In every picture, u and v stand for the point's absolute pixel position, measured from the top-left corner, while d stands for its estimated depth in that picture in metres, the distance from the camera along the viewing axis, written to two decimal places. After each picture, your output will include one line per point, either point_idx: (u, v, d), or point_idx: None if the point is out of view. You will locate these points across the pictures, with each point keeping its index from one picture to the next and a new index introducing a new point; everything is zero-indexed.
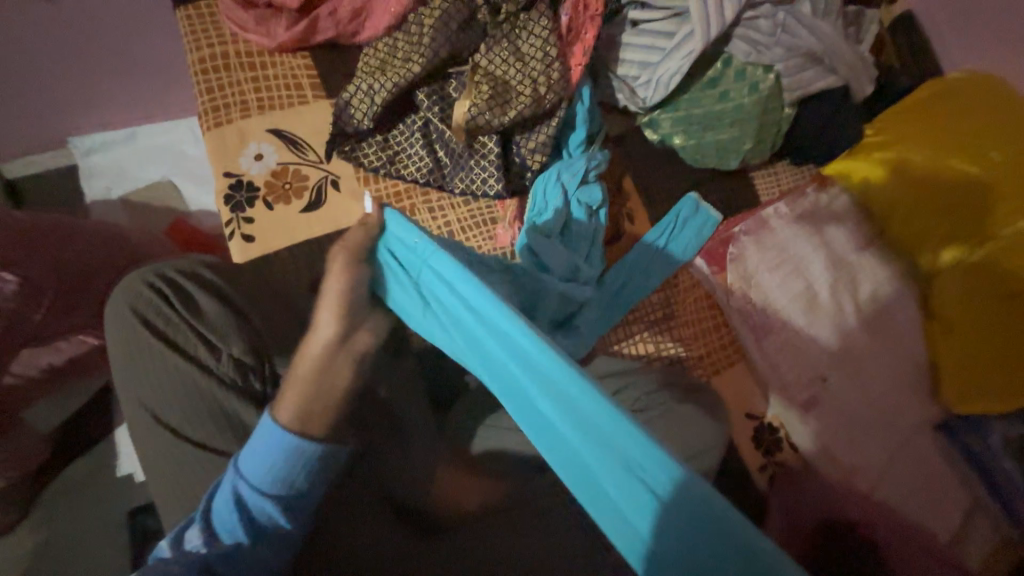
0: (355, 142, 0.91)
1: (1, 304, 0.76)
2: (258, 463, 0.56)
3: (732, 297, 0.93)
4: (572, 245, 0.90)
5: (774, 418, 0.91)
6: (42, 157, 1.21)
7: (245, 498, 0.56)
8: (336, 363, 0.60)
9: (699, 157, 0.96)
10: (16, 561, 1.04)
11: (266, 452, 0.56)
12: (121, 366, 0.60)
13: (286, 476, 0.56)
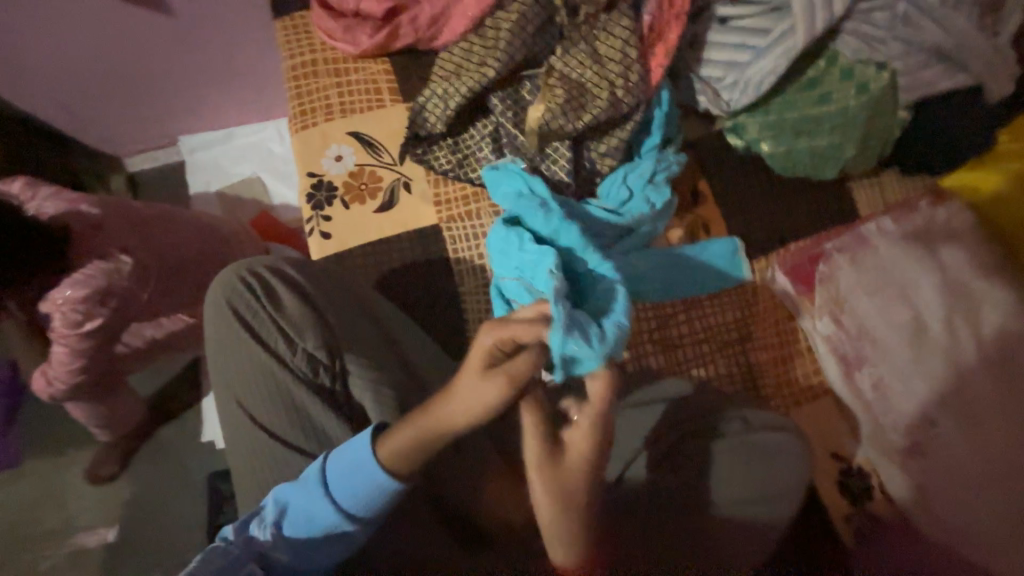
0: (426, 145, 0.93)
1: (115, 283, 0.86)
2: (345, 483, 0.55)
3: (819, 321, 0.84)
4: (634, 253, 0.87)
5: (865, 462, 0.81)
6: (156, 154, 1.38)
7: (311, 509, 0.55)
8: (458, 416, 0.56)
9: (789, 165, 0.87)
10: (114, 508, 1.18)
11: (351, 469, 0.55)
12: (214, 353, 0.66)
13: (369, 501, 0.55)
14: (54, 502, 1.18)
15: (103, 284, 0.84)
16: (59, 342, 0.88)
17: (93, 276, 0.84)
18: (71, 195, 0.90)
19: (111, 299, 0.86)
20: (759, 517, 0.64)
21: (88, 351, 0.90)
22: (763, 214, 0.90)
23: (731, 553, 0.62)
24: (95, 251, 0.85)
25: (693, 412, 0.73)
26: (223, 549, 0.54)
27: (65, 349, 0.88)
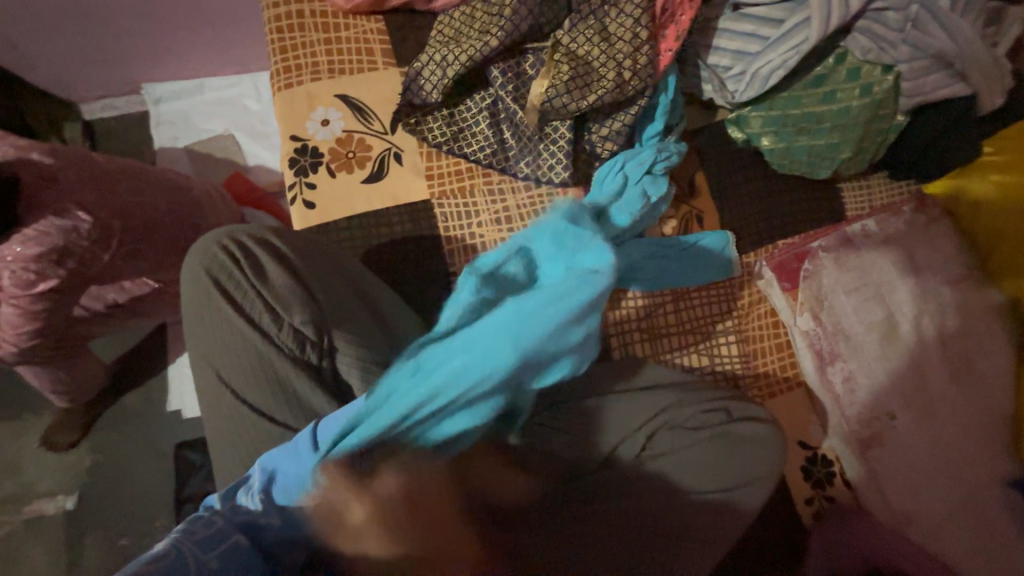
0: (421, 115, 0.88)
1: (73, 243, 0.78)
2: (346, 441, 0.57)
3: (800, 317, 0.85)
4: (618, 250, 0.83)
5: (829, 451, 0.85)
6: (117, 102, 1.27)
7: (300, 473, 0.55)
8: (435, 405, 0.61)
9: (786, 162, 0.88)
10: (73, 476, 1.13)
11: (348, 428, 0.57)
12: (191, 325, 0.62)
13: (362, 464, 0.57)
14: (6, 469, 1.12)
15: (58, 242, 0.77)
16: (3, 303, 0.80)
17: (47, 234, 0.76)
18: (20, 141, 0.81)
19: (70, 260, 0.79)
20: (732, 504, 0.67)
21: (39, 313, 0.83)
22: (755, 209, 0.91)
23: (704, 535, 0.65)
24: (49, 206, 0.77)
25: (678, 401, 0.73)
26: (206, 520, 0.53)
27: (14, 310, 0.81)
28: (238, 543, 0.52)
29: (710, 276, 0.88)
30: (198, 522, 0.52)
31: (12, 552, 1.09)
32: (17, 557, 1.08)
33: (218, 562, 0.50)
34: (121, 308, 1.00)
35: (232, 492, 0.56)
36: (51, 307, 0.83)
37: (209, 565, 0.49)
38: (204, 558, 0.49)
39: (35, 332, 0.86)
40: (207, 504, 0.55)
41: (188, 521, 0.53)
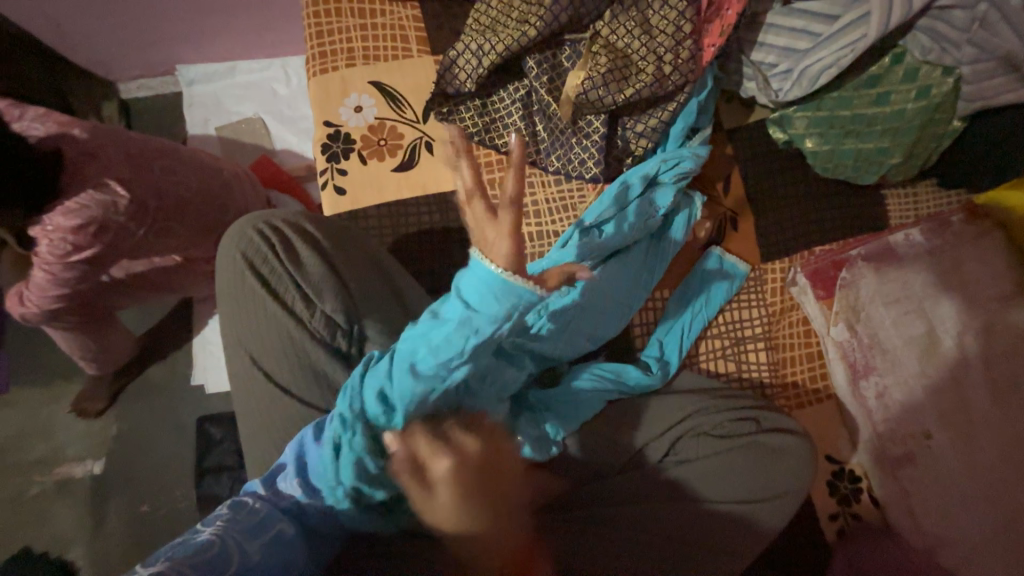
0: (453, 104, 0.87)
1: (109, 217, 0.80)
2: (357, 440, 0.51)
3: (834, 327, 0.82)
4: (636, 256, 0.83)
5: (857, 467, 0.83)
6: (152, 82, 1.29)
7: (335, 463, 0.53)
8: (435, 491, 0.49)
9: (830, 165, 0.85)
10: (100, 442, 1.17)
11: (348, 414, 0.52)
12: (225, 307, 0.63)
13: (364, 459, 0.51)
14: (39, 432, 1.17)
15: (97, 216, 0.80)
16: (41, 266, 0.84)
17: (87, 207, 0.79)
18: (62, 117, 0.84)
19: (106, 234, 0.82)
20: (760, 518, 0.66)
21: (70, 280, 0.87)
22: (792, 214, 0.88)
23: (724, 545, 0.64)
24: (90, 180, 0.79)
25: (704, 406, 0.72)
26: (251, 506, 0.52)
27: (45, 276, 0.85)
28: (283, 533, 0.51)
29: (729, 292, 0.86)
30: (241, 508, 0.51)
31: (43, 511, 1.13)
32: (47, 517, 1.13)
33: (262, 553, 0.49)
34: (148, 281, 1.02)
35: (273, 477, 0.55)
36: (82, 276, 0.87)
37: (254, 557, 0.48)
38: (250, 549, 0.48)
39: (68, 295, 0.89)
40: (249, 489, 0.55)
41: (231, 505, 0.52)
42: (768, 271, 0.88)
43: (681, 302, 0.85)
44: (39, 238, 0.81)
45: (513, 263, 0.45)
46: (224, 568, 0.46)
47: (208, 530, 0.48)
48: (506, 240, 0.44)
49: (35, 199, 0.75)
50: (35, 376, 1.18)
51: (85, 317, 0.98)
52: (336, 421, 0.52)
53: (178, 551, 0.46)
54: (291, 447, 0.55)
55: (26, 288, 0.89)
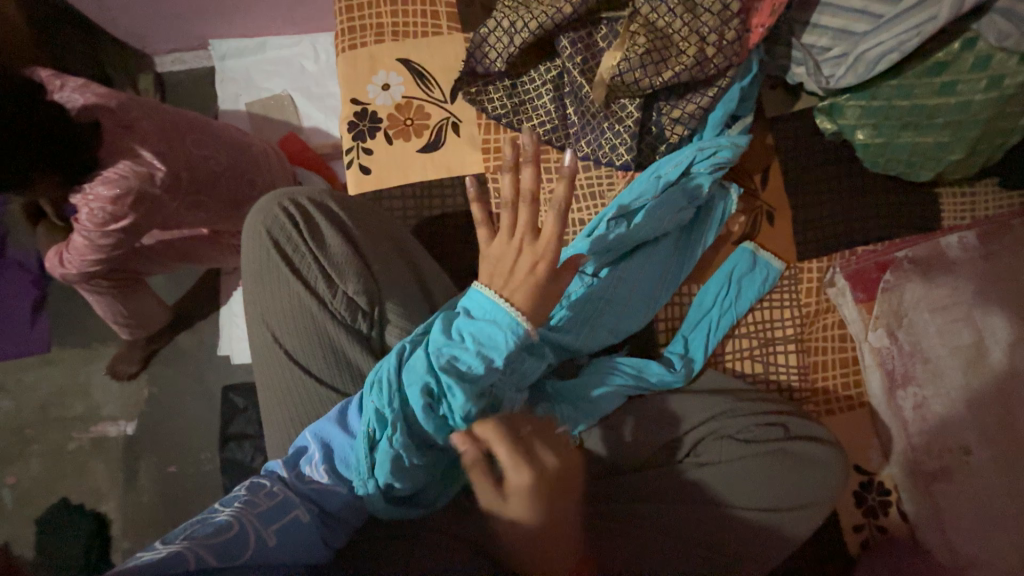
0: (483, 84, 0.85)
1: (145, 189, 0.82)
2: (397, 437, 0.53)
3: (873, 333, 0.78)
4: (663, 249, 0.80)
5: (887, 479, 0.79)
6: (186, 56, 1.30)
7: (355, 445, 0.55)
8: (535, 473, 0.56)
9: (881, 160, 0.80)
10: (132, 405, 1.22)
11: (379, 404, 0.54)
12: (249, 283, 0.63)
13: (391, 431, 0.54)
14: (77, 391, 1.23)
15: (134, 187, 0.80)
16: (80, 232, 0.86)
17: (125, 178, 0.80)
18: (100, 89, 0.85)
19: (141, 207, 0.83)
20: (782, 527, 0.63)
21: (105, 247, 0.88)
22: (833, 212, 0.83)
23: (741, 550, 0.62)
24: (131, 153, 0.81)
25: (726, 408, 0.70)
26: (268, 490, 0.52)
27: (83, 240, 0.87)
28: (299, 519, 0.51)
29: (761, 290, 0.82)
30: (259, 491, 0.52)
31: (80, 466, 1.20)
32: (83, 472, 1.19)
33: (277, 539, 0.49)
34: (176, 245, 1.04)
35: (296, 460, 0.56)
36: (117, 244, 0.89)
37: (269, 542, 0.48)
38: (264, 533, 0.48)
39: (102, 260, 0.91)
40: (271, 469, 0.56)
41: (251, 487, 0.53)
42: (804, 270, 0.83)
43: (709, 300, 0.81)
44: (79, 205, 0.82)
45: (532, 230, 0.54)
46: (239, 551, 0.46)
47: (226, 511, 0.49)
48: (524, 209, 0.54)
49: (76, 168, 0.77)
50: (74, 339, 1.24)
51: (116, 277, 1.00)
52: (369, 416, 0.54)
53: (197, 531, 0.47)
54: (311, 433, 0.56)
55: (64, 250, 0.91)
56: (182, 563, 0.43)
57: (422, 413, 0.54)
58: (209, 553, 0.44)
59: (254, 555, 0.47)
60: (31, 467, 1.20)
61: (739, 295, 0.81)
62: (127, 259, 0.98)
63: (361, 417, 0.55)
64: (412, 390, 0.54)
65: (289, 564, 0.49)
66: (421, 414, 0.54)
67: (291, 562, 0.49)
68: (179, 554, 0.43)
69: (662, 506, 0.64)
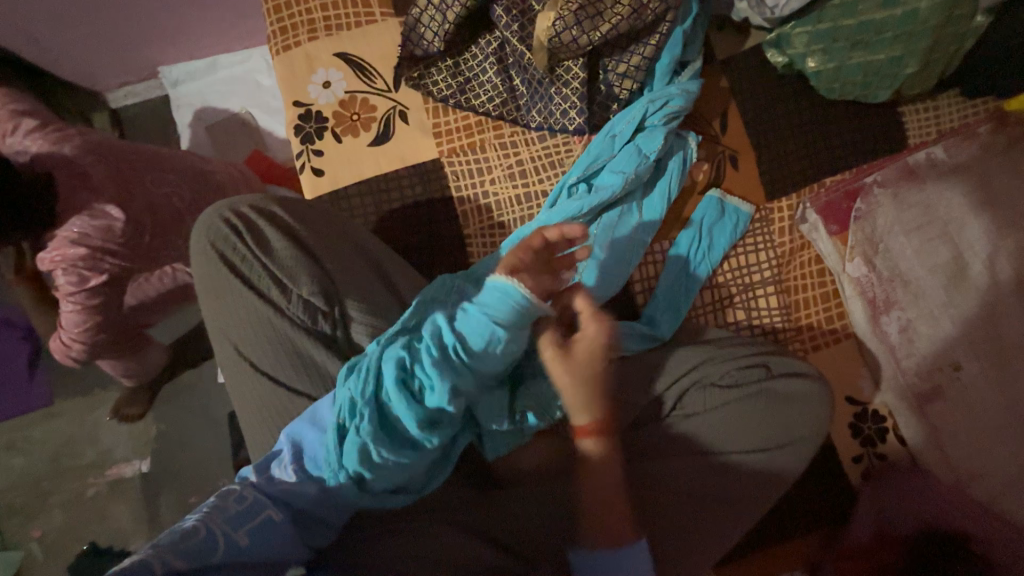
0: (423, 67, 0.83)
1: (106, 240, 0.80)
2: (365, 423, 0.52)
3: (850, 263, 0.77)
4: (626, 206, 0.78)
5: (881, 406, 0.78)
6: (137, 88, 1.27)
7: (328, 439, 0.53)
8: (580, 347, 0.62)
9: (836, 86, 0.78)
10: (143, 443, 1.22)
11: (348, 393, 0.53)
12: (205, 301, 0.62)
13: (360, 418, 0.52)
14: (86, 438, 1.22)
15: (97, 243, 0.80)
16: (66, 302, 0.85)
17: (88, 235, 0.79)
18: (52, 133, 0.84)
19: (110, 259, 0.82)
20: (771, 466, 0.63)
21: (97, 310, 0.87)
22: (797, 147, 0.81)
23: (742, 496, 0.62)
24: (86, 206, 0.79)
25: (709, 356, 0.69)
26: (238, 494, 0.51)
27: (74, 308, 0.85)
28: (271, 518, 0.50)
29: (733, 237, 0.80)
30: (228, 495, 0.51)
31: (100, 509, 1.19)
32: (104, 515, 1.19)
33: (251, 537, 0.48)
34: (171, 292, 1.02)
35: (268, 464, 0.55)
36: (104, 308, 0.87)
37: (241, 542, 0.48)
38: (235, 534, 0.48)
39: (98, 330, 0.90)
40: (245, 474, 0.55)
41: (221, 494, 0.52)
42: (775, 210, 0.82)
43: (682, 255, 0.80)
44: (54, 271, 0.82)
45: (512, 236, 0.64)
46: (210, 553, 0.46)
47: (194, 517, 0.48)
48: None
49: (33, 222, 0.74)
50: (73, 388, 1.23)
51: (123, 344, 0.99)
52: (342, 405, 0.54)
53: (164, 538, 0.46)
54: (284, 435, 0.56)
55: (61, 332, 0.90)
56: (148, 569, 0.43)
57: (392, 393, 0.52)
58: (176, 557, 0.44)
59: (225, 556, 0.46)
60: (54, 517, 1.19)
61: (713, 246, 0.80)
62: (127, 326, 0.96)
63: (332, 406, 0.54)
64: (387, 366, 0.53)
65: (261, 563, 0.49)
66: (393, 394, 0.52)
67: (263, 557, 0.49)
68: (146, 561, 0.43)
69: (649, 464, 0.64)
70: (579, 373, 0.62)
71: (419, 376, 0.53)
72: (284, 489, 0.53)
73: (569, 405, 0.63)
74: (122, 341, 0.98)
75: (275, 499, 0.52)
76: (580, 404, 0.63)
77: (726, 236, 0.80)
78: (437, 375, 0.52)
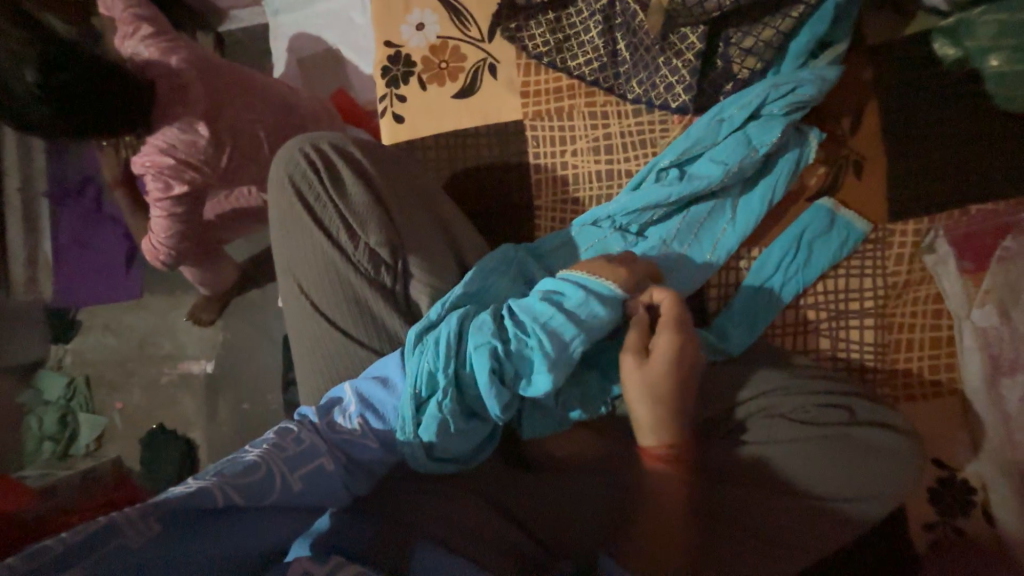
0: (523, 19, 0.77)
1: (190, 153, 0.86)
2: (450, 398, 0.53)
3: (977, 310, 0.67)
4: (718, 203, 0.70)
5: (973, 477, 0.68)
6: (244, 12, 1.30)
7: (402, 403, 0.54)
8: (655, 356, 0.60)
9: (1019, 93, 0.66)
10: (211, 347, 1.33)
11: (429, 365, 0.54)
12: (278, 233, 0.63)
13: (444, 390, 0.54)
14: (166, 332, 1.35)
15: (183, 155, 0.86)
16: (155, 208, 0.91)
17: (175, 147, 0.86)
18: (164, 41, 0.87)
19: (190, 172, 0.87)
20: (836, 517, 0.56)
21: (180, 219, 0.92)
22: (944, 162, 0.68)
23: (796, 543, 0.56)
24: (177, 119, 0.85)
25: (782, 385, 0.62)
26: (296, 435, 0.53)
27: (161, 214, 0.92)
28: (324, 467, 0.52)
29: (836, 256, 0.70)
30: (286, 436, 0.53)
31: (171, 397, 1.33)
32: (175, 402, 1.33)
33: (302, 484, 0.51)
34: (249, 214, 1.08)
35: (328, 410, 0.56)
36: (184, 219, 0.92)
37: (294, 487, 0.50)
38: (290, 478, 0.50)
39: (180, 241, 0.95)
40: (302, 415, 0.56)
41: (280, 430, 0.54)
42: (896, 233, 0.70)
43: (771, 266, 0.71)
44: (146, 176, 0.89)
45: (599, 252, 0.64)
46: (265, 493, 0.49)
47: (255, 452, 0.51)
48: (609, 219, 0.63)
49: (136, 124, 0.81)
50: (160, 285, 1.35)
51: (201, 257, 1.06)
52: (418, 376, 0.54)
53: (227, 468, 0.49)
54: (349, 386, 0.56)
55: (150, 236, 0.97)
56: (211, 498, 0.46)
57: (484, 375, 0.53)
58: (234, 491, 0.47)
59: (280, 496, 0.50)
60: (134, 395, 1.34)
61: (810, 264, 0.70)
62: (204, 241, 1.02)
63: (406, 376, 0.55)
64: (478, 350, 0.54)
65: (311, 506, 0.52)
66: (484, 379, 0.53)
67: (314, 501, 0.52)
68: (207, 490, 0.46)
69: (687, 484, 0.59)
70: (654, 389, 0.59)
71: (521, 362, 0.55)
72: (337, 439, 0.54)
73: (639, 424, 0.60)
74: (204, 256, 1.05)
75: (328, 448, 0.53)
76: (654, 423, 0.59)
77: (830, 255, 0.70)
78: (546, 369, 0.54)
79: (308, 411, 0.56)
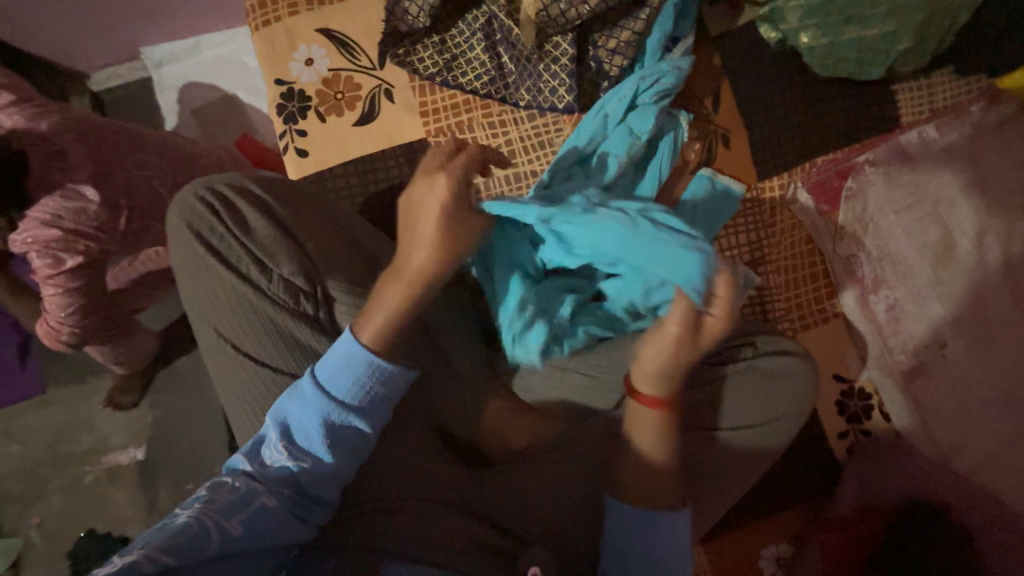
0: (409, 44, 0.80)
1: (80, 221, 0.80)
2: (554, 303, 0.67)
3: (839, 244, 0.77)
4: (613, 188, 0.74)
5: (867, 384, 0.77)
6: (120, 70, 1.23)
7: (323, 413, 0.53)
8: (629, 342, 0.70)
9: (830, 62, 0.77)
10: (139, 429, 1.22)
11: (343, 362, 0.53)
12: (186, 283, 0.61)
13: (365, 387, 0.54)
14: (83, 425, 1.21)
15: (72, 225, 0.80)
16: (46, 286, 0.83)
17: (60, 217, 0.79)
18: (31, 107, 0.82)
19: (82, 242, 0.81)
20: (754, 444, 0.64)
21: (82, 293, 0.85)
22: (790, 126, 0.81)
23: (726, 470, 0.64)
24: (58, 187, 0.79)
25: None
26: (230, 485, 0.52)
27: (57, 292, 0.83)
28: (266, 505, 0.51)
29: (718, 216, 0.79)
30: (219, 490, 0.51)
31: (99, 495, 1.19)
32: (105, 500, 1.19)
33: (245, 526, 0.49)
34: (159, 275, 1.02)
35: (257, 452, 0.55)
36: (85, 292, 0.85)
37: (234, 532, 0.49)
38: (230, 523, 0.49)
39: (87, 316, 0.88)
40: (232, 466, 0.55)
41: (211, 485, 0.52)
42: (765, 189, 0.81)
43: None
44: (30, 253, 0.80)
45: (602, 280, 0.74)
46: (204, 546, 0.47)
47: (186, 513, 0.49)
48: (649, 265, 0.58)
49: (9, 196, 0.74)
50: (66, 375, 1.21)
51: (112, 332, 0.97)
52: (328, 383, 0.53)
53: (155, 536, 0.46)
54: (270, 415, 0.54)
55: (46, 318, 0.87)
56: (139, 569, 0.43)
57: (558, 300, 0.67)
58: (166, 553, 0.45)
59: (221, 545, 0.48)
60: (53, 503, 1.19)
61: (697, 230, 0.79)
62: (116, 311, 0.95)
63: (321, 383, 0.53)
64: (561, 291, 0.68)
65: (261, 545, 0.50)
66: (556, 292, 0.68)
67: (265, 541, 0.51)
68: (134, 561, 0.43)
69: None
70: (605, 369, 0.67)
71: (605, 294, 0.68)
72: (280, 475, 0.53)
73: (587, 395, 0.67)
74: (112, 331, 0.96)
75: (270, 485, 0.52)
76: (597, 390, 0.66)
77: (715, 217, 0.79)
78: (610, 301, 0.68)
79: (238, 460, 0.55)
